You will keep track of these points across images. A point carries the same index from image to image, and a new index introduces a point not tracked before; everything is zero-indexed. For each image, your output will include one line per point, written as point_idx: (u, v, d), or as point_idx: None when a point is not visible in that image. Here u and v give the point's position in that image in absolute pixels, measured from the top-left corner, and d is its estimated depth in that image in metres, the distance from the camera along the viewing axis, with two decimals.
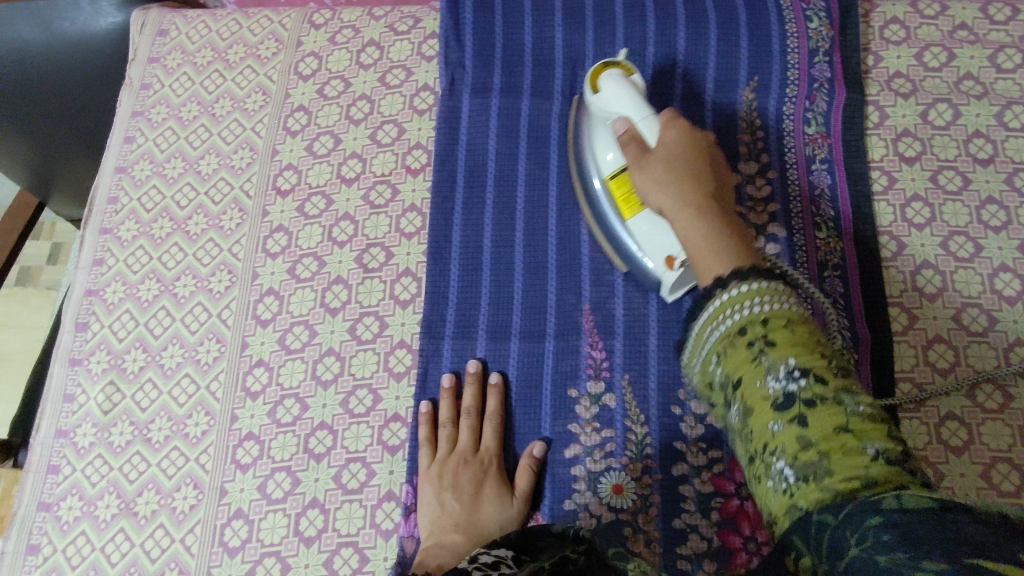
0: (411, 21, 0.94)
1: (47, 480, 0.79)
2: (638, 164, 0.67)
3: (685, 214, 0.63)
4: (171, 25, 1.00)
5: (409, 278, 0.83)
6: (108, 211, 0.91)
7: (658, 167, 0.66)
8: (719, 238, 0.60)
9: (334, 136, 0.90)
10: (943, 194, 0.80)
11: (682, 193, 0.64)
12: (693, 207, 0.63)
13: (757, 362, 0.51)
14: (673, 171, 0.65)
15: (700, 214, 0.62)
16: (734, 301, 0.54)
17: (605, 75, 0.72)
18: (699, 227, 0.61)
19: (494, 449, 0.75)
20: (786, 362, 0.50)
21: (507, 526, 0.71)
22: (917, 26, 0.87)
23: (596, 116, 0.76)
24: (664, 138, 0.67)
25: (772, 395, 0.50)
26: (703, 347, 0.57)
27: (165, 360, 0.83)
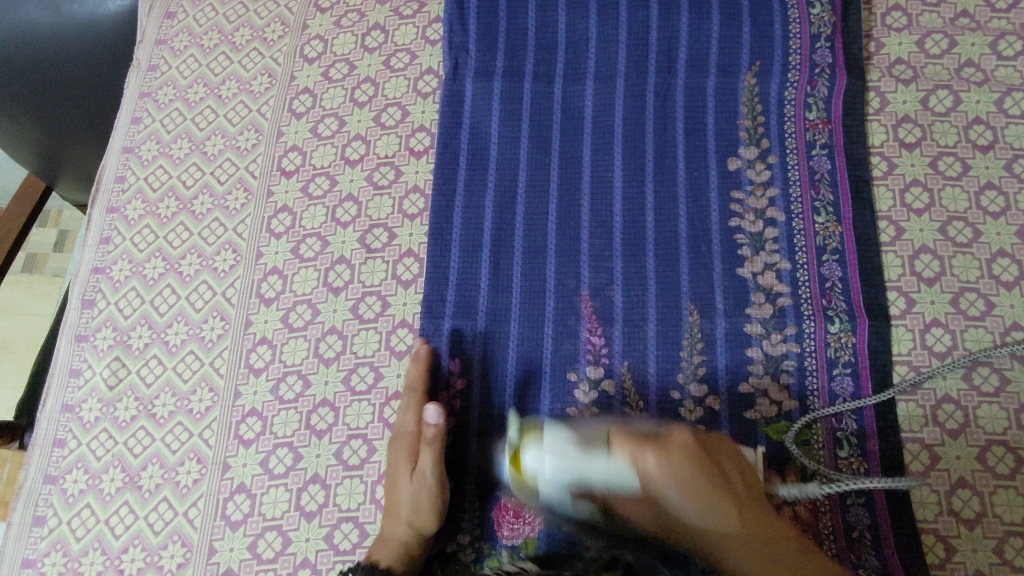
0: (415, 5, 0.95)
1: (53, 453, 0.80)
2: (648, 473, 0.57)
3: (721, 521, 0.57)
4: (179, 8, 1.01)
5: (411, 259, 0.84)
6: (115, 190, 0.92)
7: (674, 486, 0.55)
8: (737, 515, 0.57)
9: (339, 118, 0.91)
10: (943, 180, 0.81)
11: (712, 504, 0.56)
12: (693, 467, 0.56)
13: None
14: (691, 485, 0.56)
15: (732, 513, 0.57)
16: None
17: (526, 459, 0.63)
18: (736, 527, 0.57)
19: (410, 426, 0.74)
20: None
21: (412, 501, 0.70)
22: (920, 12, 0.88)
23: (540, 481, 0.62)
24: (654, 469, 0.56)
25: None
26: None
27: (170, 337, 0.84)
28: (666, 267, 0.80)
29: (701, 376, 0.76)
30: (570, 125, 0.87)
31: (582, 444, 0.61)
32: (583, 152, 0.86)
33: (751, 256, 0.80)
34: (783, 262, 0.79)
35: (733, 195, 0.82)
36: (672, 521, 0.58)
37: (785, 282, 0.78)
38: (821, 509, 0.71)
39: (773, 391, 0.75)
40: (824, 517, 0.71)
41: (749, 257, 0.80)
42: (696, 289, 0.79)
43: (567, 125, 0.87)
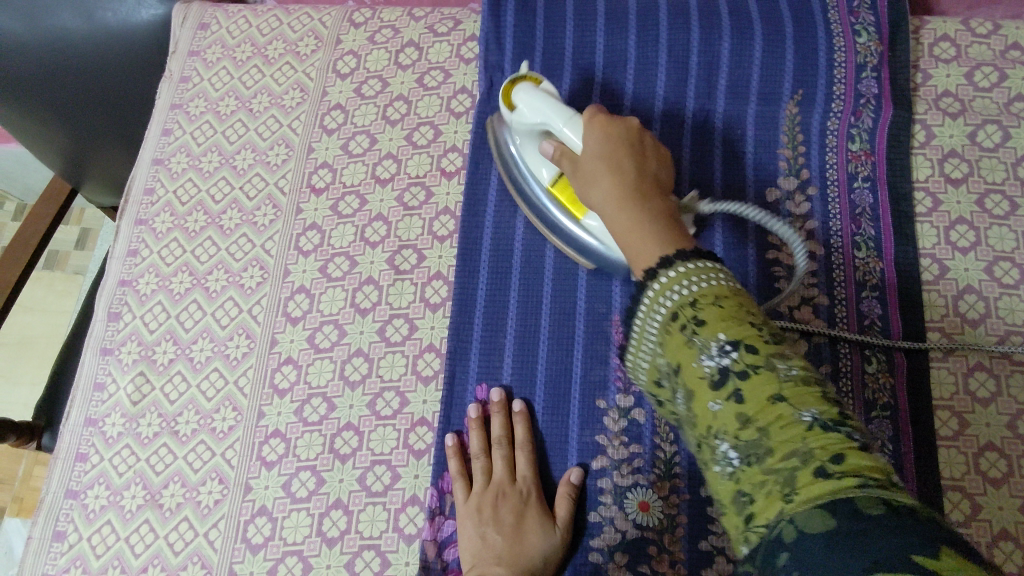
0: (451, 23, 0.94)
1: (75, 468, 0.80)
2: (575, 172, 0.69)
3: (613, 202, 0.65)
4: (212, 19, 1.00)
5: (440, 282, 0.83)
6: (144, 202, 0.92)
7: (591, 156, 0.68)
8: (654, 223, 0.62)
9: (370, 135, 0.90)
10: (990, 218, 0.79)
11: (616, 184, 0.65)
12: (609, 140, 0.68)
13: (691, 345, 0.54)
14: (607, 154, 0.67)
15: (637, 194, 0.64)
16: (683, 276, 0.56)
17: (517, 91, 0.75)
18: (635, 212, 0.63)
19: (530, 478, 0.73)
20: (718, 338, 0.52)
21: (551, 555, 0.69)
22: (969, 44, 0.85)
23: (515, 126, 0.77)
24: (586, 144, 0.69)
25: (710, 375, 0.52)
26: (648, 356, 0.60)
27: (195, 354, 0.83)
28: None
29: None
30: None
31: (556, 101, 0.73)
32: None
33: (788, 289, 0.78)
34: (820, 297, 0.77)
35: (770, 226, 0.80)
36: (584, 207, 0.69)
37: (823, 317, 0.76)
38: None
39: None
40: None
41: (786, 291, 0.78)
42: None
43: None
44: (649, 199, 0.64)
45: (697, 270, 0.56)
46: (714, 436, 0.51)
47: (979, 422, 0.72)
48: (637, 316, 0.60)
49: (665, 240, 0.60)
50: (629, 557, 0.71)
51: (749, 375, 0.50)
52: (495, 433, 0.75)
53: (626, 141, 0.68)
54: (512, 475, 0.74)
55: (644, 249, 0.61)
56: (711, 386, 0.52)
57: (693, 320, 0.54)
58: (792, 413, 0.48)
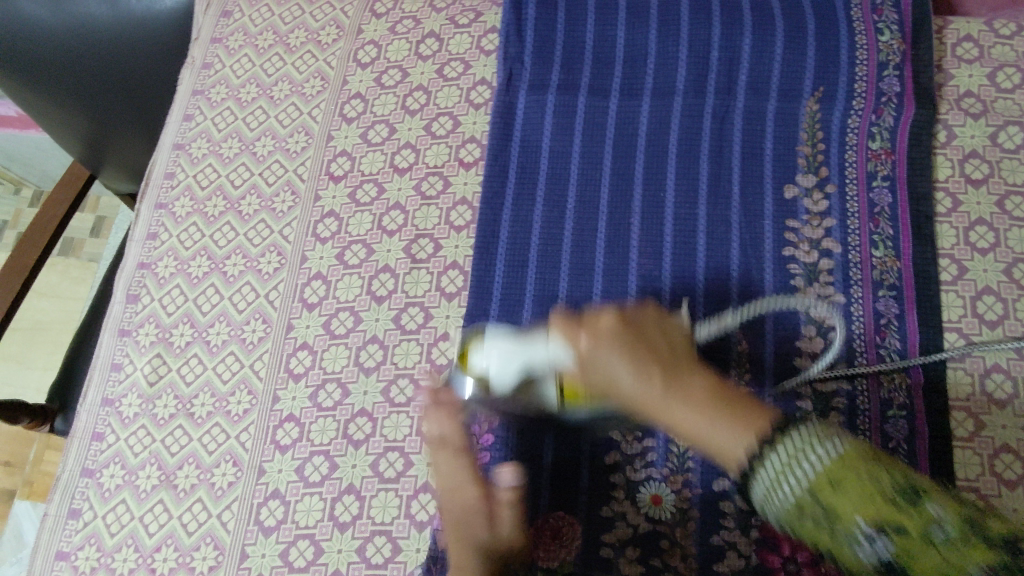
0: (471, 14, 0.94)
1: (91, 447, 0.81)
2: (581, 366, 0.57)
3: (645, 393, 0.55)
4: (235, 7, 1.01)
5: (456, 272, 0.83)
6: (164, 186, 0.93)
7: (608, 348, 0.56)
8: (694, 372, 0.55)
9: (389, 125, 0.90)
10: (1010, 220, 0.78)
11: (651, 368, 0.55)
12: (624, 336, 0.56)
13: (837, 537, 0.47)
14: (631, 347, 0.55)
15: (670, 399, 0.54)
16: (799, 459, 0.48)
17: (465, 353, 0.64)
18: (669, 391, 0.54)
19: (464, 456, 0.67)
20: (861, 527, 0.45)
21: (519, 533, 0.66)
22: (992, 44, 0.85)
23: (494, 362, 0.61)
24: (598, 327, 0.57)
25: (873, 564, 0.45)
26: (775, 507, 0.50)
27: (212, 337, 0.84)
28: (716, 293, 0.78)
29: None
30: (623, 143, 0.85)
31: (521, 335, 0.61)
32: (635, 171, 0.84)
33: (804, 287, 0.78)
34: (837, 294, 0.77)
35: (788, 223, 0.80)
36: (610, 388, 0.57)
37: (839, 315, 0.76)
38: None
39: None
40: None
41: (802, 288, 0.78)
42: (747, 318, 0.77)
43: (621, 142, 0.85)
44: (684, 381, 0.55)
45: (811, 434, 0.48)
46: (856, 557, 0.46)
47: (995, 423, 0.72)
48: (766, 471, 0.50)
49: (753, 428, 0.51)
50: (640, 551, 0.71)
51: (902, 540, 0.44)
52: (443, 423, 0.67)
53: (645, 314, 0.59)
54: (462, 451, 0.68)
55: (700, 426, 0.53)
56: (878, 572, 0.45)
57: (832, 484, 0.47)
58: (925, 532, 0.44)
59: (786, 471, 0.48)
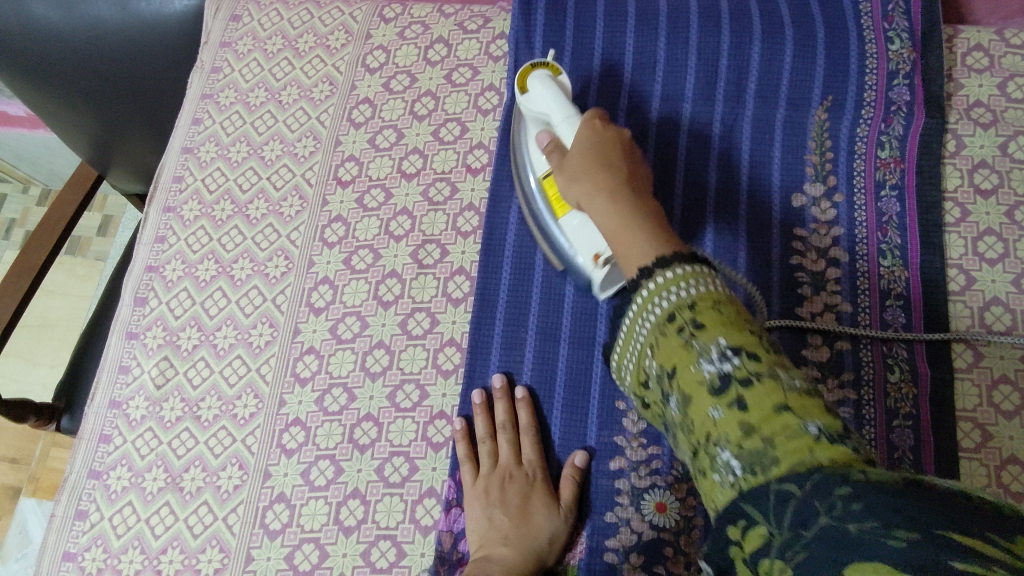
0: (480, 20, 0.94)
1: (98, 449, 0.81)
2: (560, 163, 0.69)
3: (596, 193, 0.63)
4: (245, 11, 1.02)
5: (462, 277, 0.83)
6: (173, 190, 0.93)
7: (574, 159, 0.67)
8: (642, 218, 0.59)
9: (397, 130, 0.91)
10: (1020, 230, 0.78)
11: (598, 182, 0.63)
12: (597, 137, 0.67)
13: (689, 350, 0.49)
14: (590, 162, 0.65)
15: (623, 192, 0.62)
16: (671, 284, 0.52)
17: (533, 74, 0.75)
18: (619, 189, 0.62)
19: (536, 461, 0.74)
20: (716, 342, 0.48)
21: (558, 537, 0.70)
22: (1003, 54, 0.85)
23: (529, 120, 0.77)
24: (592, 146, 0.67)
25: (721, 409, 0.46)
26: (640, 349, 0.55)
27: (219, 340, 0.84)
28: None
29: None
30: None
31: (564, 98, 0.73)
32: None
33: (811, 295, 0.78)
34: (844, 304, 0.77)
35: (795, 232, 0.80)
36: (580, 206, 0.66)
37: (846, 324, 0.76)
38: None
39: None
40: None
41: (809, 297, 0.77)
42: None
43: None
44: (645, 213, 0.61)
45: (698, 277, 0.52)
46: (715, 445, 0.46)
47: (1003, 434, 0.71)
48: (632, 309, 0.56)
49: (661, 249, 0.56)
50: (644, 558, 0.71)
51: (751, 363, 0.46)
52: (498, 418, 0.76)
53: (617, 139, 0.67)
54: (517, 459, 0.74)
55: (633, 252, 0.57)
56: (713, 392, 0.47)
57: (693, 321, 0.50)
58: (794, 419, 0.43)
59: (650, 304, 0.53)
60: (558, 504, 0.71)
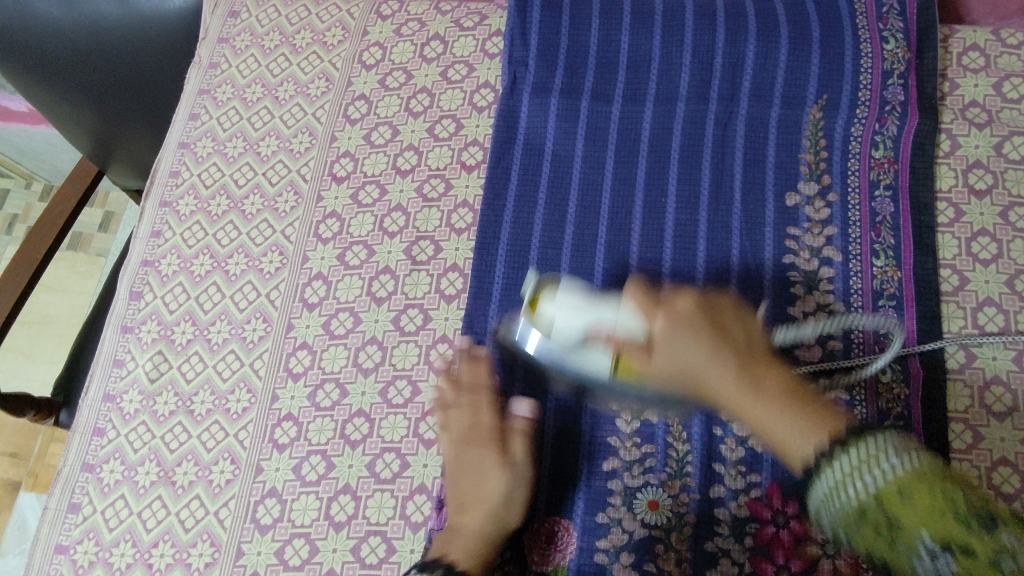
0: (477, 17, 0.94)
1: (92, 442, 0.82)
2: (648, 366, 0.66)
3: (704, 364, 0.63)
4: (242, 7, 1.02)
5: (456, 274, 0.83)
6: (169, 184, 0.93)
7: (684, 341, 0.64)
8: (766, 393, 0.61)
9: (392, 127, 0.91)
10: (1013, 231, 0.78)
11: (717, 353, 0.63)
12: (686, 322, 0.65)
13: (900, 550, 0.53)
14: (692, 329, 0.64)
15: (755, 396, 0.61)
16: (854, 471, 0.55)
17: (541, 299, 0.72)
18: (748, 391, 0.62)
19: (494, 422, 0.75)
20: (923, 542, 0.51)
21: (517, 496, 0.72)
22: (998, 54, 0.84)
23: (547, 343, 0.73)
24: (677, 305, 0.66)
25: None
26: (828, 516, 0.58)
27: (212, 335, 0.84)
28: None
29: None
30: (626, 148, 0.85)
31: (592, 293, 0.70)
32: (637, 177, 0.84)
33: (804, 294, 0.77)
34: (836, 303, 0.77)
35: (788, 230, 0.80)
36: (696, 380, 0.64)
37: None
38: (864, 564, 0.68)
39: None
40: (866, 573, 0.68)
41: (802, 296, 0.77)
42: None
43: (623, 148, 0.85)
44: (755, 372, 0.63)
45: (886, 444, 0.55)
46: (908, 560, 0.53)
47: (994, 436, 0.71)
48: (828, 476, 0.57)
49: (827, 430, 0.58)
50: (634, 557, 0.71)
51: (965, 559, 0.50)
52: (461, 382, 0.77)
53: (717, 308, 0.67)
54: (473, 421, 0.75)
55: (778, 425, 0.60)
56: None
57: (891, 522, 0.53)
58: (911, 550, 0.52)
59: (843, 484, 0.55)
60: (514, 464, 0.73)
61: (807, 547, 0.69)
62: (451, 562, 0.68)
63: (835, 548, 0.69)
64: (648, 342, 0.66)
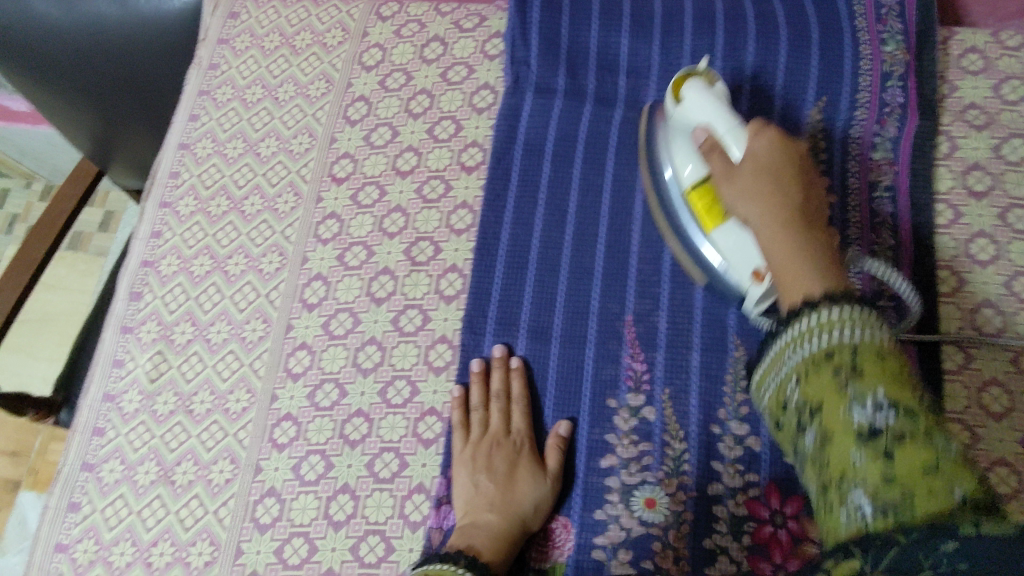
0: (476, 19, 0.95)
1: (91, 441, 0.82)
2: (726, 173, 0.68)
3: (765, 226, 0.65)
4: (243, 8, 1.02)
5: (455, 275, 0.83)
6: (169, 185, 0.94)
7: (748, 181, 0.66)
8: (811, 256, 0.61)
9: (392, 128, 0.91)
10: (1012, 232, 0.78)
11: (767, 207, 0.65)
12: (783, 150, 0.67)
13: (844, 393, 0.50)
14: (763, 176, 0.66)
15: (800, 246, 0.62)
16: (834, 324, 0.53)
17: (691, 80, 0.75)
18: (795, 239, 0.62)
19: (524, 430, 0.75)
20: (876, 393, 0.49)
21: (541, 504, 0.71)
22: (997, 56, 0.85)
23: (672, 128, 0.76)
24: (754, 146, 0.68)
25: (862, 425, 0.49)
26: (785, 374, 0.57)
27: (212, 335, 0.84)
28: (714, 300, 0.78)
29: (743, 415, 0.74)
30: (625, 150, 0.85)
31: (727, 104, 0.73)
32: (637, 179, 0.84)
33: None
34: None
35: None
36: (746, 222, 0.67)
37: None
38: None
39: None
40: None
41: None
42: (744, 326, 0.77)
43: (623, 150, 0.86)
44: (803, 219, 0.64)
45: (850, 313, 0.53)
46: (851, 486, 0.48)
47: (991, 436, 0.71)
48: (790, 336, 0.57)
49: (834, 281, 0.59)
50: (632, 554, 0.71)
51: (904, 420, 0.47)
52: (494, 387, 0.77)
53: (800, 157, 0.68)
54: (507, 427, 0.75)
55: (779, 253, 0.62)
56: (862, 436, 0.48)
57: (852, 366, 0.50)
58: (945, 487, 0.44)
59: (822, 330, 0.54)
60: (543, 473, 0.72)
61: (804, 546, 0.69)
62: (477, 553, 0.66)
63: None
64: (732, 163, 0.68)
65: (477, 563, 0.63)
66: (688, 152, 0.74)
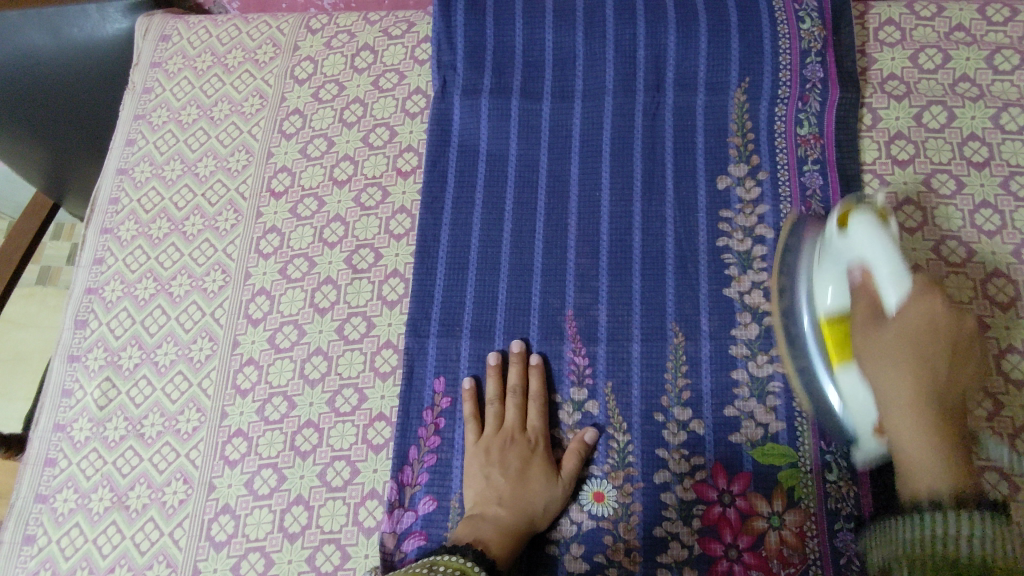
0: (404, 25, 0.96)
1: (44, 472, 0.82)
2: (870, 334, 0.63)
3: (915, 418, 0.59)
4: (173, 31, 1.03)
5: (397, 280, 0.84)
6: (109, 212, 0.94)
7: (891, 338, 0.61)
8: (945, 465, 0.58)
9: (327, 138, 0.92)
10: (936, 199, 0.79)
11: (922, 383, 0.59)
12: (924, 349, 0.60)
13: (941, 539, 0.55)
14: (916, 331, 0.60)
15: (932, 440, 0.59)
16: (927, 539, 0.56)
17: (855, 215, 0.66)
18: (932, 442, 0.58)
19: (540, 428, 0.75)
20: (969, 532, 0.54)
21: (552, 503, 0.71)
22: (913, 27, 0.86)
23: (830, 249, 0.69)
24: (906, 308, 0.61)
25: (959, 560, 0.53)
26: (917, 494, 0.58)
27: (159, 357, 0.85)
28: (653, 289, 0.79)
29: (685, 400, 0.75)
30: (558, 144, 0.86)
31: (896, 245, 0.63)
32: (571, 172, 0.85)
33: (738, 274, 0.78)
34: (770, 280, 0.78)
35: (721, 214, 0.81)
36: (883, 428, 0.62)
37: (773, 299, 0.77)
38: (809, 532, 0.69)
39: (759, 413, 0.73)
40: (811, 542, 0.69)
41: (736, 277, 0.78)
42: (682, 310, 0.78)
43: (556, 144, 0.86)
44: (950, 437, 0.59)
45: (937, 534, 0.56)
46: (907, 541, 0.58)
47: None
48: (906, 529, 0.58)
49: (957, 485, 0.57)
50: (585, 547, 0.72)
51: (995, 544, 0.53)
52: (509, 381, 0.77)
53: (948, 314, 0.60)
54: (523, 424, 0.75)
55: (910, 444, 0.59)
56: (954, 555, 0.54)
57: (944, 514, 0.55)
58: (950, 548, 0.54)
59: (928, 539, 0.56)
60: (558, 475, 0.72)
61: (753, 522, 0.70)
62: (485, 546, 0.66)
63: (779, 519, 0.70)
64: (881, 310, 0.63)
65: (484, 557, 0.63)
66: (837, 274, 0.68)
